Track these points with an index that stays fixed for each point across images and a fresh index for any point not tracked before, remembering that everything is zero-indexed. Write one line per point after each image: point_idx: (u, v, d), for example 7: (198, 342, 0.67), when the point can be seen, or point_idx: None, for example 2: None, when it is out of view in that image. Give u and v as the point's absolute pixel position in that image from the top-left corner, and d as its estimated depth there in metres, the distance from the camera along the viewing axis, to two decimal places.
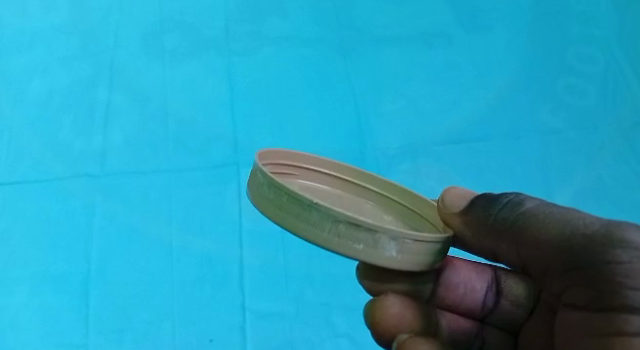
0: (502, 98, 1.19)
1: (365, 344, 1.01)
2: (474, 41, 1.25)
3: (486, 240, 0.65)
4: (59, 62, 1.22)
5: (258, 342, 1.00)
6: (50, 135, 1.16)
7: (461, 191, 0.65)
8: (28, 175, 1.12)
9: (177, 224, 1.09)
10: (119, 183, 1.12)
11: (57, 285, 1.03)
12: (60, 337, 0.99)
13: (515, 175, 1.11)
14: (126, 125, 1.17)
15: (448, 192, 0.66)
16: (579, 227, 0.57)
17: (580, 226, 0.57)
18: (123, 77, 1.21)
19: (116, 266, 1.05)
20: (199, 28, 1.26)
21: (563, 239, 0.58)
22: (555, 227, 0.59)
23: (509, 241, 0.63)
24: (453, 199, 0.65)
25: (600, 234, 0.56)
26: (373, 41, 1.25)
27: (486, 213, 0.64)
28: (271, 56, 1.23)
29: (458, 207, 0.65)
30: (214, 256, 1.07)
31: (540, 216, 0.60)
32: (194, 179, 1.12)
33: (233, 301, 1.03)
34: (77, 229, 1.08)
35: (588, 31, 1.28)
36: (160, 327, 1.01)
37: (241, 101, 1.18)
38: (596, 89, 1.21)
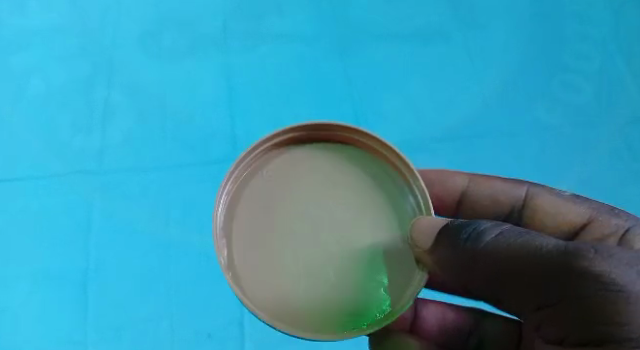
0: (498, 96, 1.19)
1: (362, 340, 1.04)
2: (471, 41, 1.25)
3: (457, 275, 0.65)
4: (58, 60, 1.22)
5: (256, 339, 1.03)
6: (49, 134, 1.16)
7: (426, 227, 0.66)
8: (27, 174, 1.13)
9: (175, 221, 1.10)
10: (118, 181, 1.13)
11: (57, 281, 1.06)
12: (59, 333, 1.02)
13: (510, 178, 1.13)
14: (125, 123, 1.17)
15: (416, 228, 0.66)
16: (547, 259, 0.58)
17: (549, 258, 0.58)
18: (122, 75, 1.21)
19: (115, 263, 1.07)
20: (197, 26, 1.25)
21: (529, 273, 0.60)
22: (522, 261, 0.60)
23: (478, 279, 0.64)
24: (420, 235, 0.66)
25: (575, 265, 0.57)
26: (370, 38, 1.24)
27: (453, 250, 0.64)
28: (268, 55, 1.22)
29: (426, 243, 0.66)
30: (212, 253, 1.08)
31: (506, 249, 0.61)
32: (193, 175, 1.13)
33: (232, 299, 1.05)
34: (77, 226, 1.10)
35: (583, 29, 1.27)
36: (160, 324, 1.04)
37: (239, 101, 1.19)
38: (591, 88, 1.21)
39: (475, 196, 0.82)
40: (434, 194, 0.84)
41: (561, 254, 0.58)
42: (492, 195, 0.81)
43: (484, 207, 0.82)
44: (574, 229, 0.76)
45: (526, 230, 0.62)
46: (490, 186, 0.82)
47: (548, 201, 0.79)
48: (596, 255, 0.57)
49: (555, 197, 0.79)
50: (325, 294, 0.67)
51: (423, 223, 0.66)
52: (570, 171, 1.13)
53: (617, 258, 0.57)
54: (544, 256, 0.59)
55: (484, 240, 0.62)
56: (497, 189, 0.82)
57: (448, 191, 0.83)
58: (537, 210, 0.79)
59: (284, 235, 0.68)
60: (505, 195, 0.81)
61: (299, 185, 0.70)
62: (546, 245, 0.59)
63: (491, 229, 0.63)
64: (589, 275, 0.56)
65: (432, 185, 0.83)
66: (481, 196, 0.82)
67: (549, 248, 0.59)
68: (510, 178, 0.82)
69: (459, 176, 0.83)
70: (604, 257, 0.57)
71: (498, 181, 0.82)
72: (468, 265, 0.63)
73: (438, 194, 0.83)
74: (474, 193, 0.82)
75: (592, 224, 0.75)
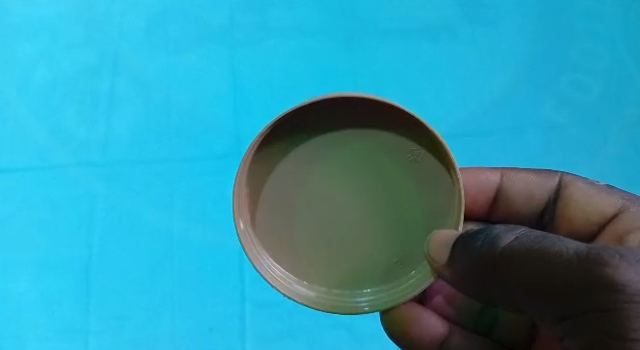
0: (505, 93, 1.19)
1: (365, 335, 1.03)
2: (479, 36, 1.23)
3: (474, 280, 0.65)
4: (62, 49, 1.22)
5: (257, 333, 1.03)
6: (53, 124, 1.17)
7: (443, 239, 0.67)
8: (31, 164, 1.14)
9: (178, 214, 1.10)
10: (121, 172, 1.13)
11: (60, 270, 1.07)
12: (62, 322, 1.04)
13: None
14: (129, 113, 1.17)
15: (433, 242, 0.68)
16: (569, 263, 0.58)
17: (570, 262, 0.58)
18: (126, 66, 1.20)
19: (117, 253, 1.08)
20: (201, 17, 1.24)
21: (546, 280, 0.59)
22: (541, 266, 0.59)
23: (495, 286, 0.64)
24: (436, 248, 0.68)
25: (597, 268, 0.56)
26: (377, 33, 1.23)
27: (469, 255, 0.65)
28: (274, 49, 1.21)
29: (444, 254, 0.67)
30: (214, 246, 1.08)
31: (523, 253, 0.61)
32: (195, 167, 1.13)
33: (234, 292, 1.05)
34: (80, 216, 1.10)
35: (593, 26, 1.24)
36: (161, 315, 1.04)
37: (244, 94, 1.18)
38: (598, 87, 1.20)
39: (509, 190, 0.82)
40: (468, 193, 0.82)
41: (581, 258, 0.57)
42: (526, 187, 0.81)
43: (520, 202, 0.82)
44: (605, 219, 0.76)
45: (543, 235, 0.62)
46: (523, 178, 0.81)
47: (580, 191, 0.79)
48: (618, 259, 0.56)
49: (587, 187, 0.79)
50: (335, 255, 0.72)
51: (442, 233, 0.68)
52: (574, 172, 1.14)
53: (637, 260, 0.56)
54: (563, 259, 0.58)
55: (501, 246, 0.62)
56: (529, 182, 0.81)
57: (483, 189, 0.82)
58: (570, 202, 0.79)
59: (308, 197, 0.72)
60: (539, 187, 0.81)
61: (325, 154, 0.72)
62: (565, 249, 0.59)
63: (506, 235, 0.63)
64: (612, 278, 0.55)
65: (467, 186, 0.82)
66: (515, 189, 0.82)
67: (568, 252, 0.58)
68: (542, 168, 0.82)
69: (491, 174, 0.82)
70: (625, 259, 0.56)
71: (529, 172, 0.82)
72: (483, 267, 0.64)
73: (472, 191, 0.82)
74: (509, 187, 0.82)
75: (624, 214, 0.75)
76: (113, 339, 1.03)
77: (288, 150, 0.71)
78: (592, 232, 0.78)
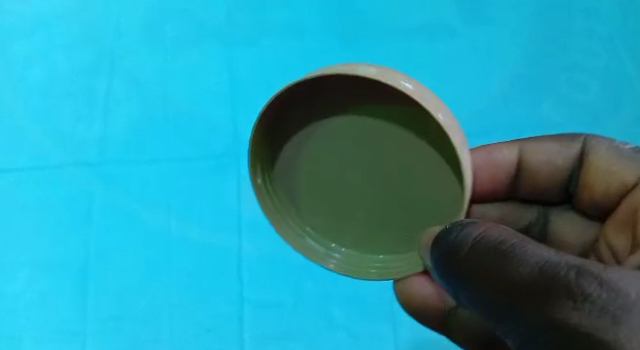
0: (504, 92, 1.18)
1: (363, 335, 1.02)
2: (477, 35, 1.23)
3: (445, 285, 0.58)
4: (58, 49, 1.21)
5: (255, 333, 1.02)
6: (50, 124, 1.16)
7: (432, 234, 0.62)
8: (29, 164, 1.13)
9: (176, 214, 1.09)
10: (118, 172, 1.12)
11: (58, 271, 1.06)
12: (59, 323, 1.03)
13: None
14: (126, 112, 1.17)
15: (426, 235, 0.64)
16: (520, 282, 0.48)
17: (521, 281, 0.49)
18: (124, 66, 1.20)
19: (115, 254, 1.07)
20: (199, 16, 1.24)
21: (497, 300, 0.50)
22: (494, 279, 0.51)
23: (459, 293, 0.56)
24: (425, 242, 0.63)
25: (547, 290, 0.47)
26: (375, 33, 1.23)
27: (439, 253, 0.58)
28: (272, 48, 1.21)
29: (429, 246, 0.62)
30: (212, 246, 1.07)
31: (481, 261, 0.53)
32: (192, 167, 1.12)
33: (232, 293, 1.04)
34: (77, 216, 1.09)
35: (590, 25, 1.24)
36: (160, 316, 1.04)
37: (242, 93, 1.18)
38: (596, 87, 1.19)
39: (530, 164, 0.77)
40: (486, 171, 0.77)
41: (533, 279, 0.48)
42: (547, 159, 0.76)
43: (543, 175, 0.76)
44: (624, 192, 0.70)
45: (511, 238, 0.53)
46: (543, 150, 0.76)
47: (602, 159, 0.72)
48: (575, 282, 0.46)
49: (610, 154, 0.72)
50: (344, 222, 0.68)
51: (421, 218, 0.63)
52: None
53: (607, 285, 0.45)
54: (515, 277, 0.49)
55: (459, 252, 0.56)
56: (548, 153, 0.76)
57: (499, 165, 0.77)
58: (589, 174, 0.73)
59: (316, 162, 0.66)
60: (560, 157, 0.75)
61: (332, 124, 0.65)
62: (520, 264, 0.49)
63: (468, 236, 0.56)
64: (559, 305, 0.46)
65: (485, 163, 0.77)
66: (536, 162, 0.76)
67: (521, 270, 0.49)
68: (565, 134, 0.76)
69: (507, 149, 0.77)
70: (589, 281, 0.45)
71: (550, 142, 0.76)
72: (449, 271, 0.57)
73: (491, 167, 0.77)
74: (528, 161, 0.77)
75: None
76: (110, 339, 1.03)
77: (298, 115, 0.65)
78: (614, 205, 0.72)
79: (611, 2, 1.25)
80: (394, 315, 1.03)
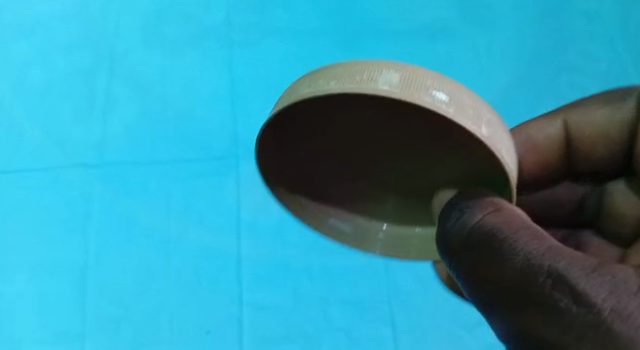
0: (505, 93, 1.18)
1: (362, 337, 1.02)
2: (477, 36, 1.23)
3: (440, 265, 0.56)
4: (58, 50, 1.21)
5: (254, 336, 1.02)
6: (50, 124, 1.16)
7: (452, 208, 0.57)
8: (28, 164, 1.13)
9: (175, 216, 1.09)
10: (117, 174, 1.12)
11: (57, 273, 1.06)
12: (57, 325, 1.03)
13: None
14: (126, 113, 1.16)
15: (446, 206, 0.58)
16: (507, 274, 0.50)
17: (509, 273, 0.49)
18: (123, 66, 1.20)
19: (114, 255, 1.07)
20: (199, 17, 1.24)
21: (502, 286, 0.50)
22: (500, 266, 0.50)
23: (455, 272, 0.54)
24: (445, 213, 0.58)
25: (535, 291, 0.48)
26: (375, 33, 1.23)
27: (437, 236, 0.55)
28: (272, 49, 1.21)
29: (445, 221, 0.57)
30: (211, 248, 1.07)
31: (477, 243, 0.52)
32: (191, 168, 1.12)
33: (231, 295, 1.04)
34: (76, 218, 1.09)
35: (591, 26, 1.23)
36: (158, 318, 1.03)
37: (241, 94, 1.17)
38: (598, 87, 1.18)
39: (576, 134, 0.69)
40: (538, 148, 0.70)
41: (524, 267, 0.49)
42: (594, 130, 0.68)
43: (599, 145, 0.69)
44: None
45: (511, 223, 0.51)
46: (589, 120, 0.69)
47: None
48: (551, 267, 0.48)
49: None
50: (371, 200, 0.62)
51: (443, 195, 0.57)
52: None
53: (581, 297, 0.46)
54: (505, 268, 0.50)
55: (455, 234, 0.53)
56: (599, 118, 0.68)
57: (544, 136, 0.70)
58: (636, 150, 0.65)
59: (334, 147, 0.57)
60: (613, 122, 0.67)
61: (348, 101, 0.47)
62: (514, 258, 0.49)
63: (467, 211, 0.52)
64: (550, 314, 0.47)
65: (535, 139, 0.70)
66: (581, 134, 0.69)
67: (513, 263, 0.49)
68: (604, 94, 0.69)
69: (552, 122, 0.70)
70: (563, 292, 0.47)
71: (596, 109, 0.69)
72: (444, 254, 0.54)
73: (544, 141, 0.70)
74: (572, 130, 0.69)
75: None
76: (108, 341, 1.02)
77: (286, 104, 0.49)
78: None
79: (611, 4, 1.25)
80: (394, 317, 1.03)
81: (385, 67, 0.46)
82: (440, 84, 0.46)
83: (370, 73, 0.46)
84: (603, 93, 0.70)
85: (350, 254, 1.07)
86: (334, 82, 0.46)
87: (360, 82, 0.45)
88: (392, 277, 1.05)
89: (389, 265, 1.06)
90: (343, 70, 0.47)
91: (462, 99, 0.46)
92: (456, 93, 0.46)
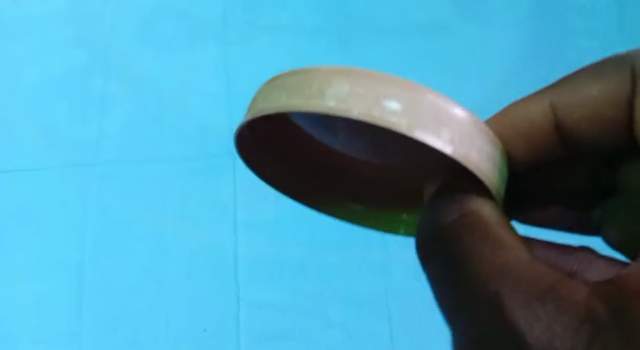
0: (501, 90, 1.18)
1: (358, 334, 1.02)
2: (473, 34, 1.23)
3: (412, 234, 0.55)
4: (55, 49, 1.21)
5: (251, 333, 1.02)
6: (46, 124, 1.16)
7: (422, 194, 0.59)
8: (24, 164, 1.13)
9: (172, 214, 1.09)
10: (114, 173, 1.12)
11: (54, 272, 1.06)
12: (54, 324, 1.03)
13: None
14: (122, 112, 1.16)
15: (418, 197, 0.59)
16: (465, 283, 0.49)
17: (493, 238, 0.49)
18: (120, 65, 1.20)
19: (111, 254, 1.07)
20: (196, 17, 1.24)
21: (479, 242, 0.49)
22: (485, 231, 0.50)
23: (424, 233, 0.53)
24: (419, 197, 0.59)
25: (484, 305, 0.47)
26: (371, 31, 1.23)
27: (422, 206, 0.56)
28: (268, 48, 1.21)
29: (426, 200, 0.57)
30: (208, 246, 1.07)
31: (442, 243, 0.51)
32: (189, 166, 1.12)
33: (228, 292, 1.04)
34: (73, 217, 1.09)
35: (586, 23, 1.24)
36: (156, 316, 1.03)
37: (238, 92, 1.17)
38: None
39: (567, 120, 0.57)
40: (529, 136, 0.58)
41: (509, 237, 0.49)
42: (585, 110, 0.57)
43: (597, 126, 0.57)
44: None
45: (479, 226, 0.50)
46: (582, 97, 0.57)
47: None
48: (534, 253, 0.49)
49: None
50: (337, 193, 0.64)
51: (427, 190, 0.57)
52: None
53: (524, 330, 0.45)
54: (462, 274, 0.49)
55: (445, 197, 0.53)
56: (591, 91, 0.56)
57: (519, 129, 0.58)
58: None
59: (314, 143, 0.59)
60: (610, 95, 0.55)
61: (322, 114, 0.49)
62: (479, 262, 0.48)
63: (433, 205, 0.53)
64: (522, 276, 0.46)
65: (520, 125, 0.58)
66: (571, 118, 0.57)
67: (477, 268, 0.48)
68: (597, 64, 0.57)
69: (534, 102, 0.58)
70: (508, 321, 0.45)
71: (587, 86, 0.56)
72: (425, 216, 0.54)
73: (532, 130, 0.58)
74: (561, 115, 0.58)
75: None
76: (106, 341, 1.02)
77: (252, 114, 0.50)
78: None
79: (607, 2, 1.26)
80: (390, 315, 1.03)
81: (335, 75, 0.45)
82: (397, 92, 0.45)
83: (320, 83, 0.45)
84: (597, 65, 0.57)
85: (347, 251, 1.07)
86: (282, 96, 0.47)
87: (309, 95, 0.45)
88: (389, 275, 1.06)
89: (386, 263, 1.06)
90: (294, 81, 0.47)
91: (421, 106, 0.45)
92: (413, 101, 0.45)
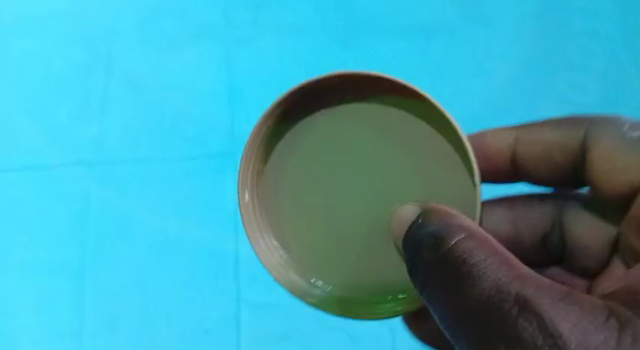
0: (504, 92, 1.18)
1: (359, 336, 1.02)
2: (476, 33, 1.22)
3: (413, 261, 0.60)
4: (55, 47, 1.21)
5: (252, 333, 1.03)
6: (46, 123, 1.16)
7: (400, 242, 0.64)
8: (25, 164, 1.13)
9: (173, 215, 1.09)
10: (115, 173, 1.12)
11: (55, 272, 1.06)
12: (55, 324, 1.03)
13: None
14: (123, 111, 1.16)
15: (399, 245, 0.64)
16: (473, 298, 0.54)
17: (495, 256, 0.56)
18: (121, 64, 1.19)
19: (111, 255, 1.07)
20: (197, 14, 1.23)
21: (485, 255, 0.56)
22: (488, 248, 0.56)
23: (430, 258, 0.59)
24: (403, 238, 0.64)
25: (498, 316, 0.52)
26: (373, 30, 1.22)
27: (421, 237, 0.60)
28: (269, 47, 1.20)
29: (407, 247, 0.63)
30: (209, 247, 1.07)
31: (444, 276, 0.57)
32: (189, 167, 1.12)
33: (228, 294, 1.04)
34: (73, 216, 1.09)
35: (591, 23, 1.22)
36: (157, 317, 1.04)
37: (239, 92, 1.17)
38: (596, 85, 1.19)
39: (525, 155, 0.77)
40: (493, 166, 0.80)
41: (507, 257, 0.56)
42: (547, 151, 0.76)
43: (548, 166, 0.77)
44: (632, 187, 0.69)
45: (482, 246, 0.56)
46: (543, 142, 0.76)
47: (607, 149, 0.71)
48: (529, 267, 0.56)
49: (616, 142, 0.70)
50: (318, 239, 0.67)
51: (407, 210, 0.63)
52: None
53: (547, 330, 0.50)
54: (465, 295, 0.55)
55: (450, 226, 0.58)
56: (547, 146, 0.76)
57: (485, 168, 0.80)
58: (594, 167, 0.72)
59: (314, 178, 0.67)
60: (562, 148, 0.75)
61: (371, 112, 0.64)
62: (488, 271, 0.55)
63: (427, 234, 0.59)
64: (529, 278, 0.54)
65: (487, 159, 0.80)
66: (532, 157, 0.77)
67: (487, 275, 0.55)
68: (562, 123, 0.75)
69: (505, 136, 0.78)
70: (530, 320, 0.51)
71: (547, 132, 0.76)
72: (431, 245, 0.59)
73: (494, 161, 0.79)
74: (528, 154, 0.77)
75: None
76: (107, 342, 1.03)
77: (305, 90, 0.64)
78: (622, 198, 0.71)
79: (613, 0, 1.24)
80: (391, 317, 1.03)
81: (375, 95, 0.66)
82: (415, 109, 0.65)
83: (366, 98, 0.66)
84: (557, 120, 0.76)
85: None
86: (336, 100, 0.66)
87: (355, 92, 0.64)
88: None
89: None
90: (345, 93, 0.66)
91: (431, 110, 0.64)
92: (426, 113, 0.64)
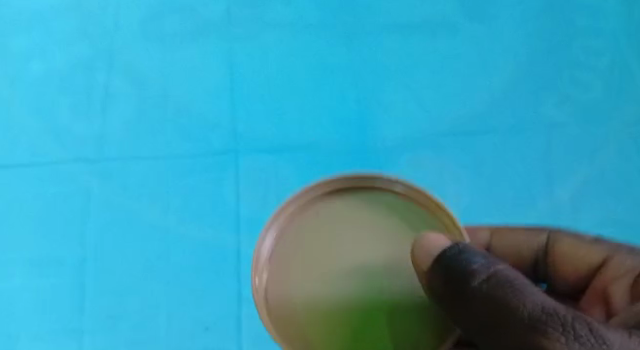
0: (507, 89, 1.17)
1: None
2: (480, 31, 1.22)
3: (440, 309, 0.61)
4: (57, 44, 1.20)
5: (252, 331, 1.01)
6: (47, 120, 1.15)
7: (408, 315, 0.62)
8: (25, 159, 1.12)
9: (174, 212, 1.09)
10: (116, 170, 1.11)
11: (55, 269, 1.05)
12: (55, 321, 1.02)
13: (510, 177, 1.10)
14: (124, 108, 1.16)
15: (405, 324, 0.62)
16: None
17: None
18: (122, 60, 1.19)
19: (112, 252, 1.06)
20: (199, 11, 1.22)
21: None
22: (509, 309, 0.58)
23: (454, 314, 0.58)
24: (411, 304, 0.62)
25: (522, 327, 0.50)
26: (376, 27, 1.22)
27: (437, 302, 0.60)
28: (271, 44, 1.20)
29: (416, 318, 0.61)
30: (210, 245, 1.06)
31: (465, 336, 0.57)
32: (191, 164, 1.11)
33: (230, 291, 1.04)
34: (74, 213, 1.09)
35: (597, 21, 1.22)
36: (158, 315, 1.03)
37: (241, 89, 1.17)
38: (600, 82, 1.17)
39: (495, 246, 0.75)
40: None
41: None
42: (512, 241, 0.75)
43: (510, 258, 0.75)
44: (592, 270, 0.70)
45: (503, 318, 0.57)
46: (513, 239, 0.75)
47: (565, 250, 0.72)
48: None
49: (573, 242, 0.72)
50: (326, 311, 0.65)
51: (436, 238, 0.59)
52: (572, 171, 1.10)
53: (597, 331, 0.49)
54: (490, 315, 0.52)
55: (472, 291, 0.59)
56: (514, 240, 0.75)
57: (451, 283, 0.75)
58: (553, 259, 0.72)
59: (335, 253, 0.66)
60: (526, 243, 0.74)
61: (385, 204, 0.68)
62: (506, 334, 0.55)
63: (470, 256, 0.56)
64: None
65: None
66: (503, 251, 0.75)
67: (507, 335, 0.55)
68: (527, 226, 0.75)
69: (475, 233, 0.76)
70: None
71: (517, 231, 0.75)
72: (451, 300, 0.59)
73: None
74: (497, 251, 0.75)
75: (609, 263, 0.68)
76: (107, 340, 1.02)
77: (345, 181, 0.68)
78: (583, 282, 0.71)
79: None
80: None
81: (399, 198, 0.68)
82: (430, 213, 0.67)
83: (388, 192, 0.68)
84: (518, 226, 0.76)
85: None
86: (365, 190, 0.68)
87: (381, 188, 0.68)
88: None
89: None
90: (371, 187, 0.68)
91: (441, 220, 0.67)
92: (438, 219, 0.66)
